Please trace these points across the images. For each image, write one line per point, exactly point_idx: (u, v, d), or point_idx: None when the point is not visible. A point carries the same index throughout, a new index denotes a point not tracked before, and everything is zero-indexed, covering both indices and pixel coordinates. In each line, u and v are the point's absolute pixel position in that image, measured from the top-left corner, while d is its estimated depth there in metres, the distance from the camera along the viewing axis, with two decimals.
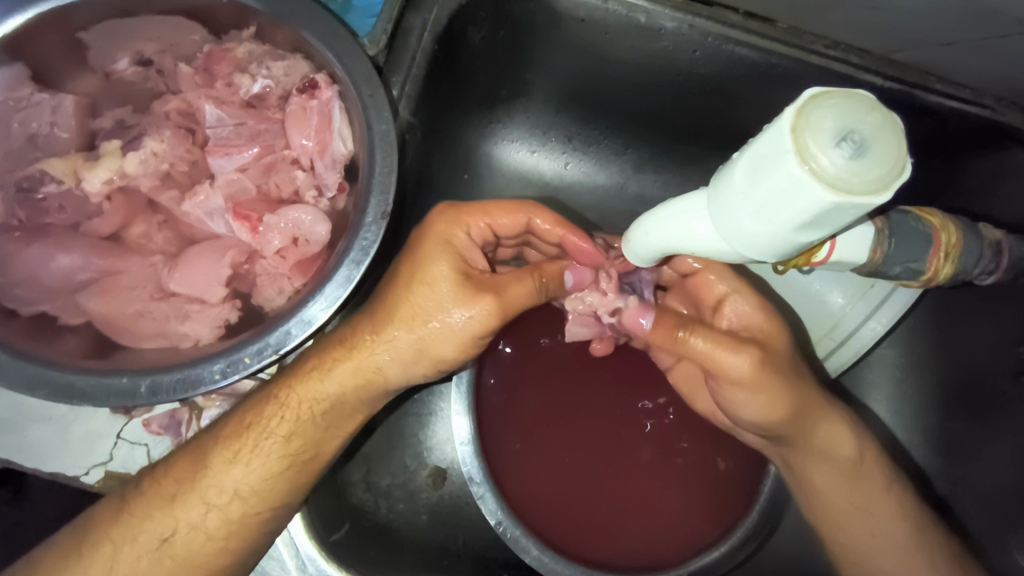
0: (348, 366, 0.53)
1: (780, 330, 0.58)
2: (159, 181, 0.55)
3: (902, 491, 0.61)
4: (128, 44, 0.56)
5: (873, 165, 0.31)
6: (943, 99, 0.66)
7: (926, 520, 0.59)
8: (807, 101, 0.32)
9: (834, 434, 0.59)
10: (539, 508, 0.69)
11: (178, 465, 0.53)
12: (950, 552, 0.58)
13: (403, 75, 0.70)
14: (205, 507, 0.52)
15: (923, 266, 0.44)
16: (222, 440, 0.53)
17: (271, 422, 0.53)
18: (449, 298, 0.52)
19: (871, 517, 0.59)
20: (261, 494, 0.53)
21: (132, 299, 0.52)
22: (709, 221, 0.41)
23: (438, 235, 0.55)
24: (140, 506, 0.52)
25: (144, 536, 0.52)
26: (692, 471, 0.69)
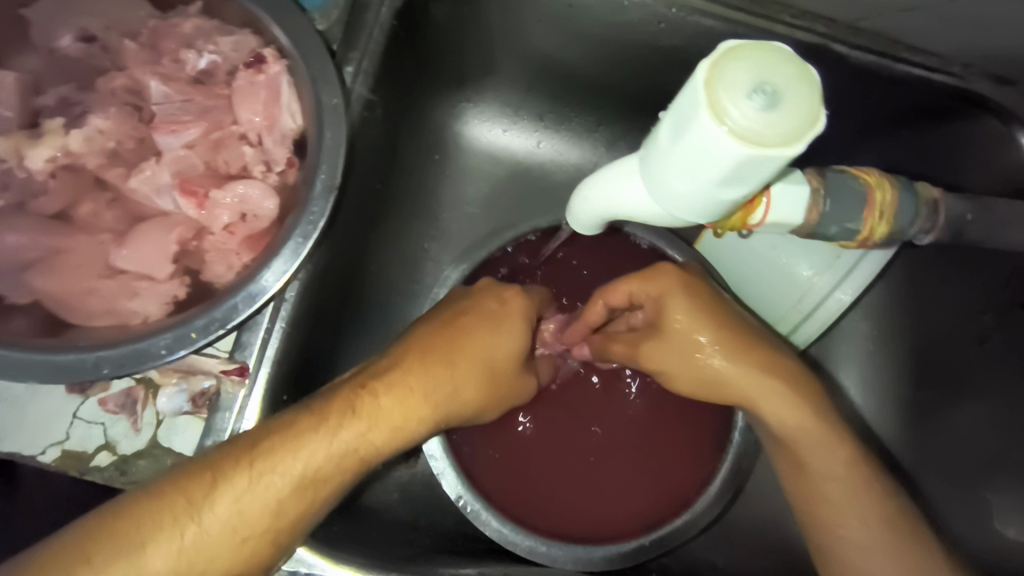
0: (426, 416, 0.54)
1: (693, 316, 0.58)
2: (105, 159, 0.55)
3: (835, 451, 0.55)
4: (71, 20, 0.56)
5: (785, 117, 0.30)
6: (911, 68, 0.65)
7: (855, 482, 0.55)
8: (722, 55, 0.32)
9: (768, 400, 0.56)
10: (518, 492, 0.70)
11: (250, 504, 0.47)
12: (880, 511, 0.54)
13: (361, 51, 0.68)
14: (274, 546, 0.48)
15: (858, 225, 0.44)
16: (297, 483, 0.48)
17: (341, 441, 0.49)
18: (507, 354, 0.58)
19: (812, 474, 0.56)
20: (304, 513, 0.49)
21: (80, 276, 0.52)
22: (644, 183, 0.41)
23: (518, 309, 0.61)
24: (199, 511, 0.46)
25: (201, 544, 0.46)
26: (671, 457, 0.70)
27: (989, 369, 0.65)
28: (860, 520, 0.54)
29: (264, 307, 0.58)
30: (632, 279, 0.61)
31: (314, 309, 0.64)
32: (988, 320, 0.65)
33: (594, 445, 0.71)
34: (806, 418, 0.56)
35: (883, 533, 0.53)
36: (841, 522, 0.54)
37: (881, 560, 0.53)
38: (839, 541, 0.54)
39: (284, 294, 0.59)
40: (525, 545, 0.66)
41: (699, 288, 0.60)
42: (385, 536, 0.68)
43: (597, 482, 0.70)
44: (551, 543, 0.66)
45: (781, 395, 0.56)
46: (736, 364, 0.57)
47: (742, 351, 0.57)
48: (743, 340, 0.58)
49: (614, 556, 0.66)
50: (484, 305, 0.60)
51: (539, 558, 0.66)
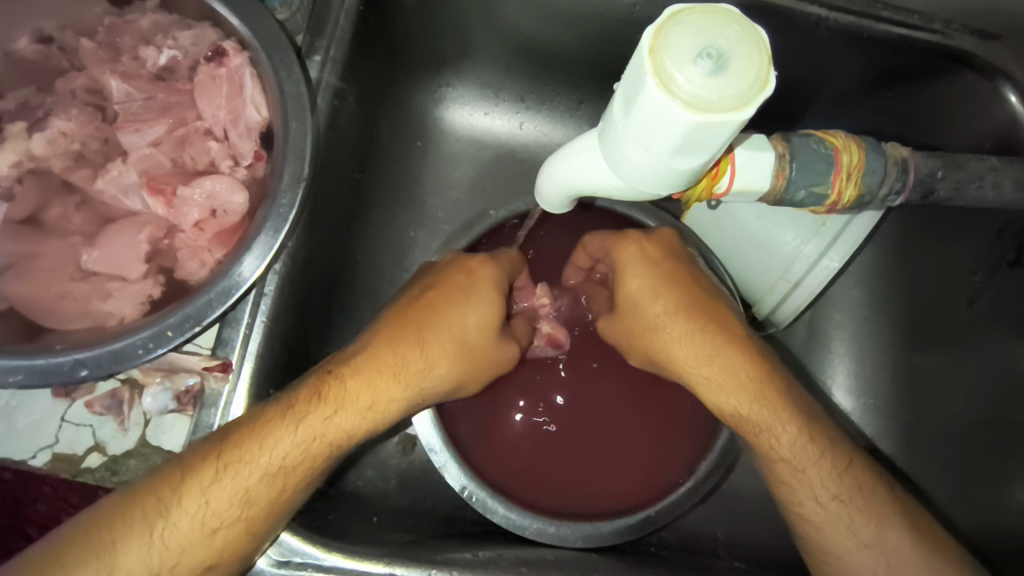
0: (401, 396, 0.54)
1: (648, 279, 0.59)
2: (71, 161, 0.54)
3: (789, 425, 0.54)
4: (27, 22, 0.55)
5: (731, 80, 0.30)
6: (892, 27, 0.63)
7: (803, 464, 0.55)
8: (666, 19, 0.31)
9: (719, 381, 0.55)
10: (518, 476, 0.70)
11: (218, 497, 0.50)
12: (834, 484, 0.55)
13: (328, 39, 0.67)
14: (248, 535, 0.50)
15: (826, 189, 0.43)
16: (264, 472, 0.50)
17: (304, 434, 0.51)
18: (485, 331, 0.58)
19: (763, 458, 0.56)
20: (274, 504, 0.51)
21: (52, 280, 0.52)
22: (604, 158, 0.40)
23: (484, 279, 0.59)
24: (166, 511, 0.49)
25: (172, 541, 0.49)
26: (666, 428, 0.71)
27: (979, 329, 0.65)
28: (812, 498, 0.55)
29: (242, 300, 0.58)
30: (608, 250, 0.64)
31: (296, 302, 0.63)
32: (978, 280, 0.64)
33: (584, 422, 0.71)
34: (747, 402, 0.55)
35: (835, 508, 0.54)
36: (798, 493, 0.55)
37: (841, 526, 0.54)
38: (802, 510, 0.56)
39: (263, 288, 0.59)
40: (534, 528, 0.66)
41: (668, 259, 0.61)
42: (383, 524, 0.69)
43: (591, 461, 0.70)
44: (559, 523, 0.66)
45: (751, 384, 0.55)
46: (694, 341, 0.56)
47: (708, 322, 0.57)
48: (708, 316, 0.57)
49: (623, 529, 0.66)
50: (451, 277, 0.59)
51: (549, 539, 0.65)
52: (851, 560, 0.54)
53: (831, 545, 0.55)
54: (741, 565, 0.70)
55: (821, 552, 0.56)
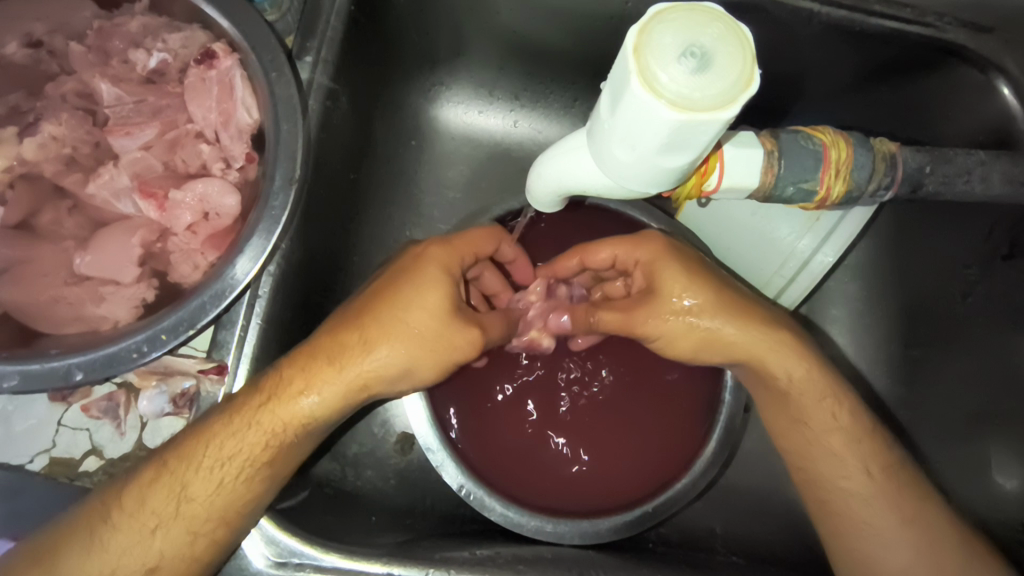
0: (335, 384, 0.54)
1: (679, 272, 0.58)
2: (63, 166, 0.54)
3: (838, 405, 0.58)
4: (16, 27, 0.55)
5: (715, 78, 0.30)
6: (884, 21, 0.63)
7: (858, 433, 0.58)
8: (650, 18, 0.31)
9: (774, 356, 0.57)
10: (509, 476, 0.70)
11: (154, 496, 0.52)
12: (879, 460, 0.57)
13: (320, 39, 0.67)
14: (190, 535, 0.53)
15: (814, 186, 0.43)
16: (202, 467, 0.53)
17: (243, 437, 0.53)
18: (439, 325, 0.54)
19: (817, 432, 0.58)
20: (229, 507, 0.53)
21: (46, 285, 0.52)
22: (591, 156, 0.40)
23: (435, 263, 0.57)
24: (113, 534, 0.52)
25: (125, 562, 0.52)
26: (661, 421, 0.71)
27: (973, 322, 0.65)
28: (861, 470, 0.57)
29: (237, 303, 0.58)
30: (620, 242, 0.62)
31: (292, 304, 0.64)
32: (972, 273, 0.65)
33: (567, 421, 0.71)
34: (807, 369, 0.57)
35: (883, 479, 0.57)
36: (830, 476, 0.57)
37: (880, 506, 0.56)
38: (842, 493, 0.57)
39: (258, 290, 0.59)
40: (531, 526, 0.67)
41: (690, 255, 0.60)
42: (382, 524, 0.69)
43: (580, 463, 0.70)
44: (557, 521, 0.67)
45: (810, 361, 0.57)
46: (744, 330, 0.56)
47: (744, 313, 0.57)
48: (732, 313, 0.57)
49: (619, 526, 0.67)
50: (400, 267, 0.58)
51: (546, 537, 0.67)
52: (897, 535, 0.56)
53: (874, 521, 0.56)
54: (738, 559, 0.70)
55: (865, 531, 0.56)
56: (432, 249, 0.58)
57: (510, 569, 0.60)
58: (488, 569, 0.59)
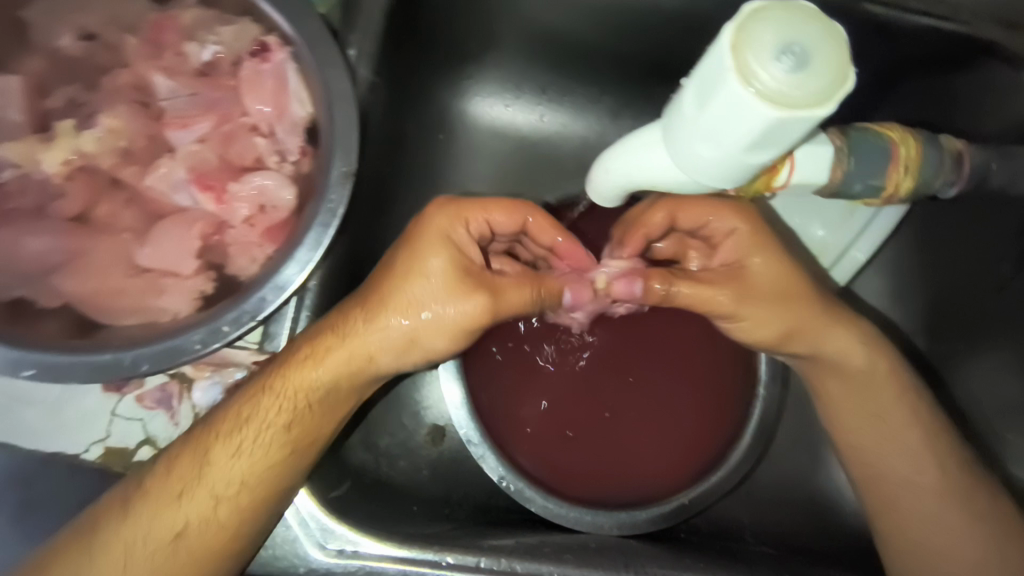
0: (340, 353, 0.53)
1: (772, 260, 0.57)
2: (119, 158, 0.54)
3: (914, 399, 0.60)
4: (68, 18, 0.55)
5: (816, 75, 0.30)
6: (919, 17, 0.63)
7: (931, 428, 0.59)
8: (748, 16, 0.31)
9: (858, 350, 0.59)
10: (545, 464, 0.71)
11: (179, 463, 0.52)
12: (954, 456, 0.58)
13: (362, 32, 0.67)
14: (214, 501, 0.52)
15: (882, 181, 0.44)
16: (222, 436, 0.53)
17: (269, 413, 0.53)
18: (441, 290, 0.52)
19: (890, 427, 0.60)
20: (265, 481, 0.52)
21: (107, 276, 0.53)
22: (665, 151, 0.40)
23: (438, 229, 0.54)
24: (145, 506, 0.51)
25: (155, 532, 0.51)
26: (696, 409, 0.71)
27: (1004, 319, 0.64)
28: (934, 465, 0.58)
29: (286, 303, 0.58)
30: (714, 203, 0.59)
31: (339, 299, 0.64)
32: (1007, 269, 0.64)
33: (600, 408, 0.71)
34: (882, 366, 0.60)
35: (956, 475, 0.58)
36: (901, 472, 0.59)
37: (950, 501, 0.57)
38: (914, 488, 0.58)
39: (306, 287, 0.59)
40: (571, 516, 0.68)
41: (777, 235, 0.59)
42: (422, 514, 0.70)
43: (617, 452, 0.71)
44: (596, 513, 0.68)
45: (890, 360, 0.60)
46: (843, 329, 0.58)
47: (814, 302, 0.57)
48: (806, 300, 0.57)
49: (657, 517, 0.68)
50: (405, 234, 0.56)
51: (585, 527, 0.68)
52: (963, 532, 0.56)
53: (943, 516, 0.57)
54: (768, 549, 0.71)
55: (932, 531, 0.57)
56: (437, 213, 0.55)
57: (556, 558, 0.60)
58: (535, 557, 0.60)
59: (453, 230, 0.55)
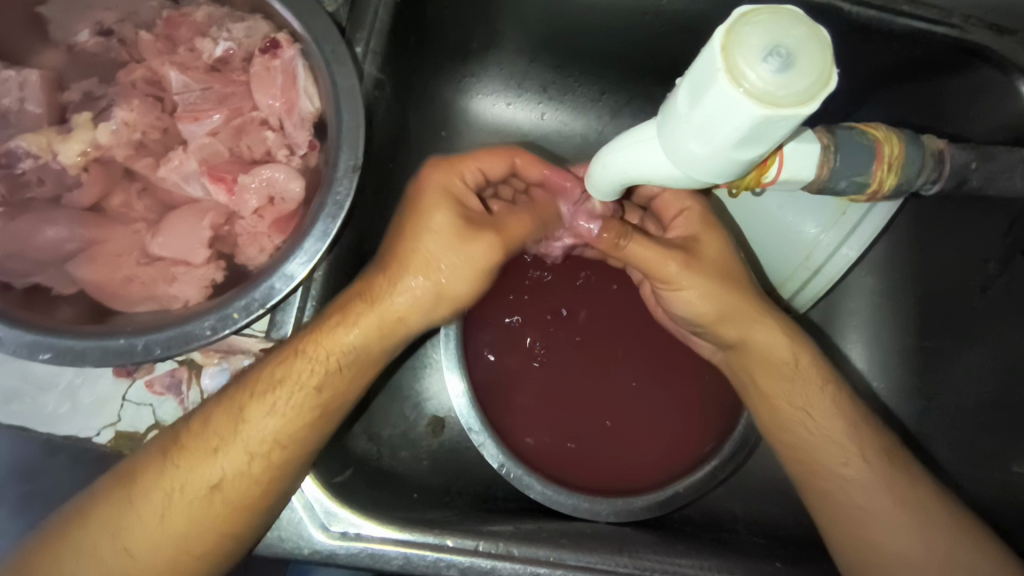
0: (369, 317, 0.56)
1: (718, 239, 0.61)
2: (133, 150, 0.56)
3: (836, 391, 0.61)
4: (87, 16, 0.58)
5: (800, 76, 0.32)
6: (911, 21, 0.65)
7: (854, 419, 0.60)
8: (737, 20, 0.33)
9: (776, 338, 0.60)
10: (546, 447, 0.73)
11: (216, 419, 0.54)
12: (876, 447, 0.59)
13: (368, 31, 0.69)
14: (249, 455, 0.54)
15: (867, 178, 0.46)
16: (256, 394, 0.55)
17: (300, 375, 0.55)
18: (450, 246, 0.55)
19: (811, 420, 0.60)
20: (295, 440, 0.55)
21: (120, 265, 0.54)
22: (660, 148, 0.42)
23: (437, 186, 0.58)
24: (184, 458, 0.53)
25: (192, 485, 0.53)
26: (696, 392, 0.74)
27: (993, 315, 0.67)
28: (859, 456, 0.59)
29: (292, 295, 0.60)
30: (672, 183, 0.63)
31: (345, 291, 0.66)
32: (992, 268, 0.66)
33: (606, 385, 0.73)
34: (805, 357, 0.61)
35: (880, 465, 0.59)
36: (835, 463, 0.59)
37: (878, 492, 0.58)
38: (842, 481, 0.59)
39: (311, 279, 0.60)
40: (570, 503, 0.69)
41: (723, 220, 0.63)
42: (423, 501, 0.72)
43: (620, 432, 0.73)
44: (594, 499, 0.70)
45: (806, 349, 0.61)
46: (765, 317, 0.60)
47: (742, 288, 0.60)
48: (744, 287, 0.60)
49: (654, 504, 0.70)
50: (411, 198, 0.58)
51: (583, 514, 0.69)
52: (889, 522, 0.57)
53: (870, 507, 0.58)
54: (760, 539, 0.72)
55: (862, 524, 0.58)
56: (434, 172, 0.59)
57: (552, 544, 0.62)
58: (532, 542, 0.62)
59: (456, 180, 0.58)
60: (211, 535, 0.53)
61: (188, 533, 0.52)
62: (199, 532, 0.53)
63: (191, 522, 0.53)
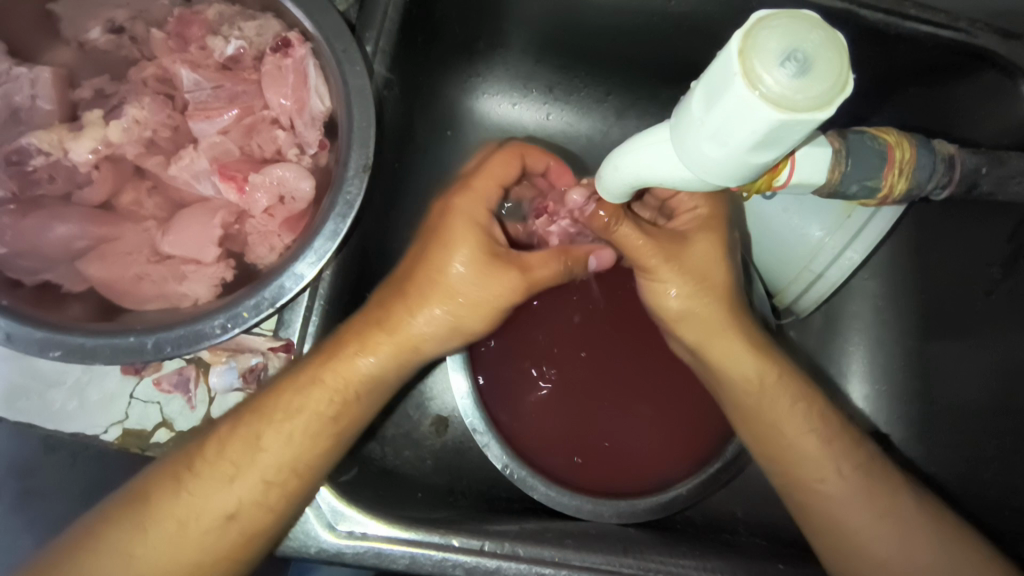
0: (390, 344, 0.57)
1: (715, 242, 0.60)
2: (144, 148, 0.57)
3: (809, 406, 0.61)
4: (99, 13, 0.58)
5: (818, 81, 0.32)
6: (918, 25, 0.65)
7: (830, 434, 0.60)
8: (754, 25, 0.33)
9: (738, 354, 0.60)
10: (548, 449, 0.73)
11: (233, 448, 0.54)
12: (850, 460, 0.59)
13: (377, 30, 0.69)
14: (265, 484, 0.54)
15: (878, 183, 0.46)
16: (272, 420, 0.55)
17: (319, 402, 0.55)
18: (474, 280, 0.55)
19: (783, 435, 0.60)
20: (312, 467, 0.55)
21: (130, 262, 0.55)
22: (673, 151, 0.42)
23: (465, 215, 0.57)
24: (199, 486, 0.53)
25: (208, 515, 0.53)
26: (695, 397, 0.74)
27: (994, 318, 0.67)
28: (835, 471, 0.59)
29: (299, 296, 0.60)
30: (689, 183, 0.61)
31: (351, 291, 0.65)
32: (995, 272, 0.67)
33: (606, 389, 0.73)
34: (773, 373, 0.60)
35: (855, 478, 0.59)
36: (810, 476, 0.59)
37: (853, 505, 0.58)
38: (817, 495, 0.59)
39: (319, 281, 0.60)
40: (573, 505, 0.70)
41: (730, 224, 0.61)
42: (427, 500, 0.72)
43: (620, 436, 0.73)
44: (597, 501, 0.70)
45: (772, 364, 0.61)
46: (734, 332, 0.60)
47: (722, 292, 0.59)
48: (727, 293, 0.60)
49: (656, 506, 0.70)
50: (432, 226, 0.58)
51: (587, 515, 0.69)
52: (864, 533, 0.57)
53: (844, 520, 0.58)
54: (762, 541, 0.72)
55: (832, 535, 0.58)
56: (461, 199, 0.57)
57: (558, 544, 0.62)
58: (537, 541, 0.62)
59: (485, 214, 0.57)
60: (226, 562, 0.53)
61: (203, 560, 0.52)
62: (212, 560, 0.53)
63: (205, 551, 0.52)
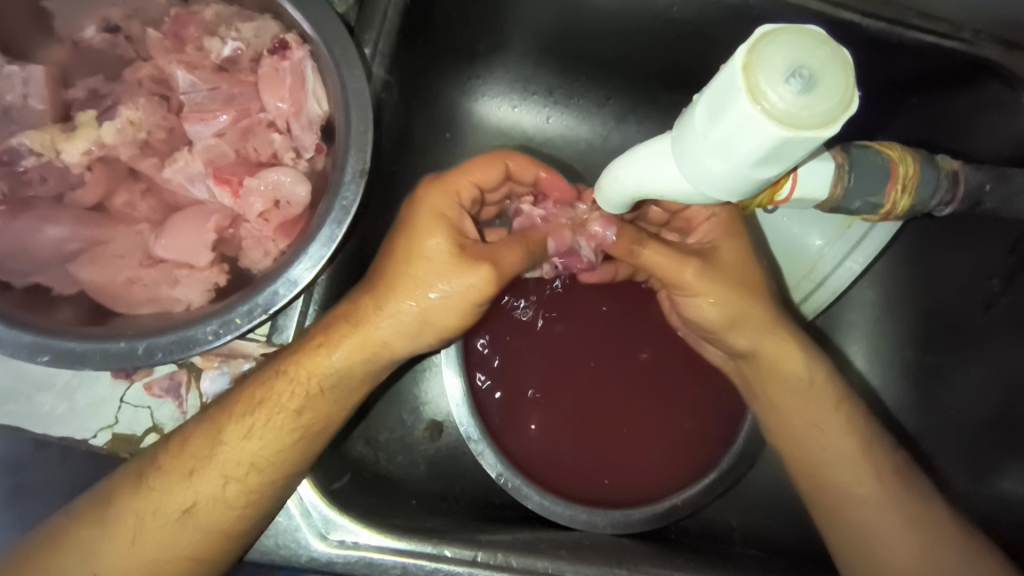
0: (353, 340, 0.55)
1: (741, 248, 0.60)
2: (138, 150, 0.56)
3: (849, 411, 0.60)
4: (93, 11, 0.57)
5: (823, 98, 0.32)
6: (921, 34, 0.64)
7: (868, 439, 0.60)
8: (760, 39, 0.33)
9: (791, 355, 0.60)
10: (542, 458, 0.73)
11: (194, 440, 0.54)
12: (888, 466, 0.59)
13: (376, 32, 0.68)
14: (224, 479, 0.53)
15: (880, 199, 0.46)
16: (235, 416, 0.54)
17: (282, 397, 0.54)
18: (441, 269, 0.53)
19: (822, 436, 0.60)
20: (275, 464, 0.54)
21: (123, 266, 0.54)
22: (674, 163, 0.42)
23: (433, 208, 0.56)
24: (159, 481, 0.53)
25: (166, 508, 0.52)
26: (688, 411, 0.73)
27: (995, 332, 0.66)
28: (872, 476, 0.58)
29: (294, 303, 0.60)
30: None
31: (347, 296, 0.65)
32: (995, 284, 0.66)
33: (598, 400, 0.73)
34: (818, 376, 0.60)
35: (892, 485, 0.58)
36: (844, 481, 0.59)
37: (888, 511, 0.57)
38: (852, 499, 0.58)
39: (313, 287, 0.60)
40: (567, 514, 0.69)
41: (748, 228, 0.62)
42: (421, 508, 0.71)
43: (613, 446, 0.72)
44: (591, 511, 0.69)
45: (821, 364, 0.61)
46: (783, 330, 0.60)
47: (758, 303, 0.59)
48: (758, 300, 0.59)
49: (649, 517, 0.70)
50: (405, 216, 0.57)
51: (581, 525, 0.69)
52: (901, 541, 0.56)
53: (879, 526, 0.57)
54: (756, 552, 0.72)
55: (866, 541, 0.57)
56: (433, 194, 0.57)
57: (551, 554, 0.62)
58: (530, 552, 0.62)
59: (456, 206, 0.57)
60: (183, 560, 0.52)
61: (160, 556, 0.52)
62: (168, 557, 0.52)
63: (161, 547, 0.52)
